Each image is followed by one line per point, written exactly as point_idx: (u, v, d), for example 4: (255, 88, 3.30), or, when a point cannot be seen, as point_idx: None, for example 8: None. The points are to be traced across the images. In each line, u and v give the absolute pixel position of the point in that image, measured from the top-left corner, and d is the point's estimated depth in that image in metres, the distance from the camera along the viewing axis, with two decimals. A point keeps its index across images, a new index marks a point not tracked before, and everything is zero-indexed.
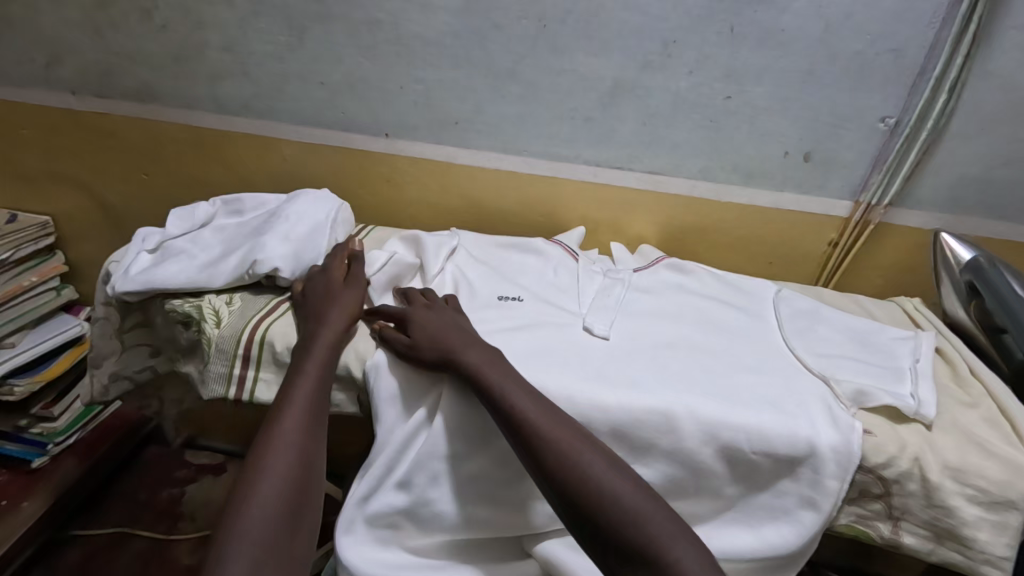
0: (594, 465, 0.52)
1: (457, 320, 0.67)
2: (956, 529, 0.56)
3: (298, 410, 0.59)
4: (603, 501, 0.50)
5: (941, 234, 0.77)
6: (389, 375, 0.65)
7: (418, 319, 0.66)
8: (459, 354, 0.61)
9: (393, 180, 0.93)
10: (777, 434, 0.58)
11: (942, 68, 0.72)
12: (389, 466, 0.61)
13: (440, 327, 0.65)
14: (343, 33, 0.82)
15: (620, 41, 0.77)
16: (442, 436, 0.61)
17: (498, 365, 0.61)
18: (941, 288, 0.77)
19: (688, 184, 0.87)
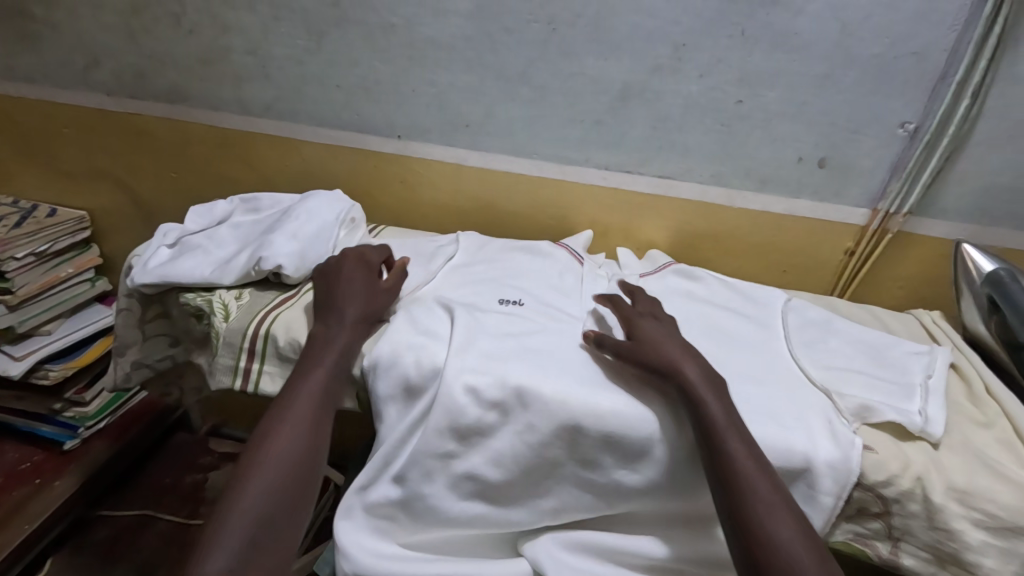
0: (779, 530, 0.50)
1: (672, 335, 0.66)
2: (958, 553, 0.54)
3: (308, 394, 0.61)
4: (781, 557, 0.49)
5: (962, 244, 0.74)
6: (388, 376, 0.65)
7: (642, 332, 0.65)
8: (678, 369, 0.60)
9: (408, 181, 0.95)
10: (773, 447, 0.57)
11: (964, 72, 0.69)
12: (386, 460, 0.63)
13: (658, 340, 0.64)
14: (360, 36, 0.84)
15: (630, 45, 0.76)
16: (436, 435, 0.61)
17: (725, 396, 0.59)
18: (961, 301, 0.74)
19: (699, 189, 0.85)
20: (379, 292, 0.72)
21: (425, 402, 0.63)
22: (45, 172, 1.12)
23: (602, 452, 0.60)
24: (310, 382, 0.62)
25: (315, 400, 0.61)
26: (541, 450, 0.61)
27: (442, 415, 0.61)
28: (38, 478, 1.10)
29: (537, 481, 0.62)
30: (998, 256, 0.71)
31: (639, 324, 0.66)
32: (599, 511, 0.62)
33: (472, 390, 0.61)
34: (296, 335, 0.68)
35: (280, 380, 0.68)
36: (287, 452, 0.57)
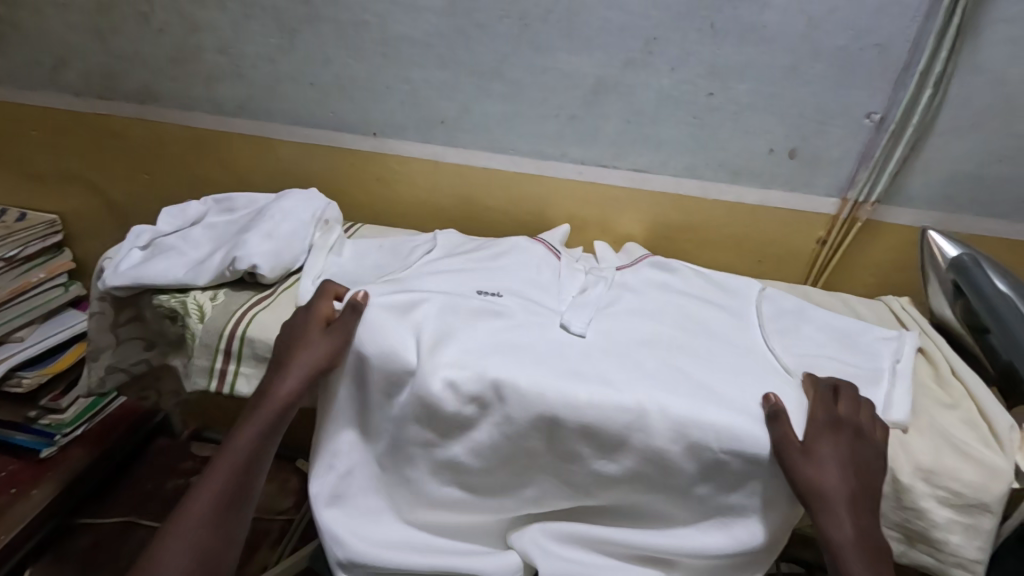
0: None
1: (858, 456, 0.57)
2: (927, 531, 0.56)
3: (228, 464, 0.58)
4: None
5: (929, 231, 0.75)
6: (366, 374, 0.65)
7: (819, 446, 0.57)
8: (835, 514, 0.54)
9: (385, 178, 0.95)
10: (746, 434, 0.58)
11: (926, 63, 0.70)
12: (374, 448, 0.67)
13: (836, 466, 0.56)
14: (332, 33, 0.84)
15: (602, 39, 0.77)
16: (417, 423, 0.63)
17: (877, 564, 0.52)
18: (928, 288, 0.76)
19: (674, 181, 0.86)
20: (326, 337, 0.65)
21: (404, 398, 0.63)
22: (13, 175, 1.10)
23: (580, 443, 0.60)
24: (225, 467, 0.58)
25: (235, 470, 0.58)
26: (519, 441, 0.61)
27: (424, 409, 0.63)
28: (15, 487, 1.09)
29: (518, 472, 0.63)
30: (961, 243, 0.73)
31: (822, 445, 0.56)
32: (580, 499, 0.64)
33: (451, 384, 0.62)
34: (272, 336, 0.67)
35: (257, 381, 0.68)
36: (193, 534, 0.54)
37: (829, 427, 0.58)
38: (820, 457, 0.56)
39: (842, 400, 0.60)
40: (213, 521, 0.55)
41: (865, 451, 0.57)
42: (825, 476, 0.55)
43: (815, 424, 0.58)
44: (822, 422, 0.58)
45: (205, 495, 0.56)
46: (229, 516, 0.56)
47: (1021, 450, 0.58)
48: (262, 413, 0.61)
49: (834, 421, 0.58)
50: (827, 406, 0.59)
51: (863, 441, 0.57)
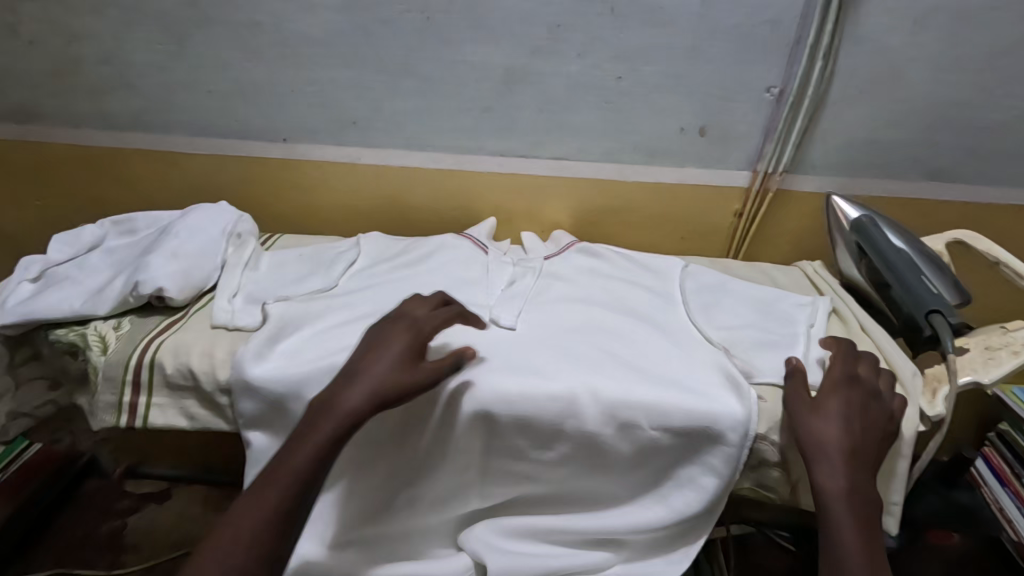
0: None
1: (863, 416, 0.57)
2: None
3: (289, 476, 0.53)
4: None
5: (832, 197, 0.79)
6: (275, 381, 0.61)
7: (826, 397, 0.58)
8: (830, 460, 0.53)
9: (301, 185, 0.91)
10: (674, 409, 0.58)
11: (815, 35, 0.73)
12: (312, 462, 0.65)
13: (839, 416, 0.56)
14: (225, 36, 0.79)
15: (508, 28, 0.76)
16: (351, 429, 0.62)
17: (867, 519, 0.52)
18: (836, 250, 0.80)
19: (593, 167, 0.87)
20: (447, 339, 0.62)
21: None
22: None
23: (516, 436, 0.60)
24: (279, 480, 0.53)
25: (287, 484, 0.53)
26: (454, 444, 0.61)
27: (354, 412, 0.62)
28: None
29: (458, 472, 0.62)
30: (861, 205, 0.77)
31: (832, 403, 0.57)
32: (524, 487, 0.63)
33: None
34: (184, 361, 0.63)
35: (171, 411, 0.64)
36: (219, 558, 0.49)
37: (844, 385, 0.59)
38: (827, 411, 0.57)
39: (865, 367, 0.61)
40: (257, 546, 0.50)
41: (875, 415, 0.57)
42: (829, 426, 0.55)
43: (831, 380, 0.60)
44: (837, 379, 0.60)
45: (258, 514, 0.51)
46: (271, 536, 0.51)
47: (924, 394, 0.62)
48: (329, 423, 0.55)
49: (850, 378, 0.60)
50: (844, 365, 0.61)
51: (876, 402, 0.58)
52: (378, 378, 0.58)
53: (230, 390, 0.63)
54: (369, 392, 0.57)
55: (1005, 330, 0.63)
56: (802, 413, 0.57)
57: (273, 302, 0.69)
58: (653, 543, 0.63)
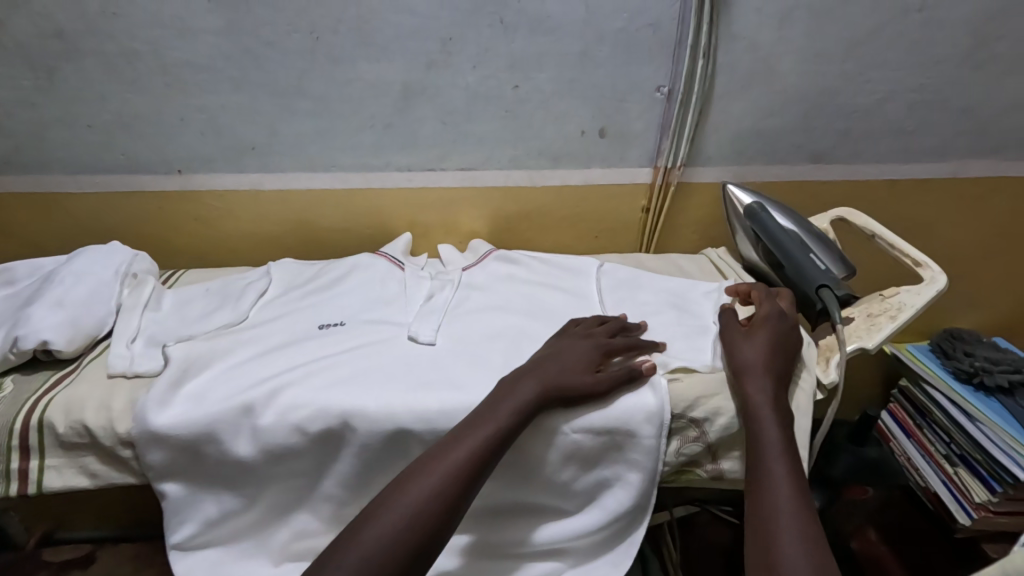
0: (790, 541, 0.49)
1: (783, 339, 0.64)
2: None
3: (433, 472, 0.52)
4: (778, 566, 0.48)
5: (727, 185, 0.83)
6: (183, 426, 0.58)
7: (757, 331, 0.65)
8: (755, 375, 0.60)
9: (203, 218, 0.88)
10: (592, 410, 0.60)
11: (694, 36, 0.77)
12: (232, 507, 0.62)
13: (764, 342, 0.63)
14: (99, 67, 0.75)
15: (399, 44, 0.76)
16: (269, 463, 0.60)
17: (786, 419, 0.59)
18: (735, 237, 0.84)
19: (501, 174, 0.88)
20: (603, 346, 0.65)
21: (247, 447, 0.59)
22: None
23: None
24: (439, 467, 0.52)
25: (465, 462, 0.53)
26: (380, 462, 0.61)
27: (270, 442, 0.59)
28: None
29: None
30: (753, 191, 0.82)
31: (760, 332, 0.65)
32: None
33: (299, 423, 0.59)
34: (76, 417, 0.59)
35: (69, 471, 0.60)
36: (417, 520, 0.49)
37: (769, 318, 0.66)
38: (754, 337, 0.64)
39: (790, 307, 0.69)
40: (394, 536, 0.48)
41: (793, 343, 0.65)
42: (754, 349, 0.63)
43: (761, 316, 0.67)
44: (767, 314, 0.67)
45: (391, 511, 0.49)
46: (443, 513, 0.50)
47: (819, 363, 0.67)
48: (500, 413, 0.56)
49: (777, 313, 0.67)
50: (771, 302, 0.68)
51: (794, 332, 0.66)
52: (546, 374, 0.60)
53: (132, 442, 0.59)
54: (541, 382, 0.59)
55: (883, 297, 0.69)
56: (733, 342, 0.65)
57: (174, 344, 0.66)
58: (594, 545, 0.63)
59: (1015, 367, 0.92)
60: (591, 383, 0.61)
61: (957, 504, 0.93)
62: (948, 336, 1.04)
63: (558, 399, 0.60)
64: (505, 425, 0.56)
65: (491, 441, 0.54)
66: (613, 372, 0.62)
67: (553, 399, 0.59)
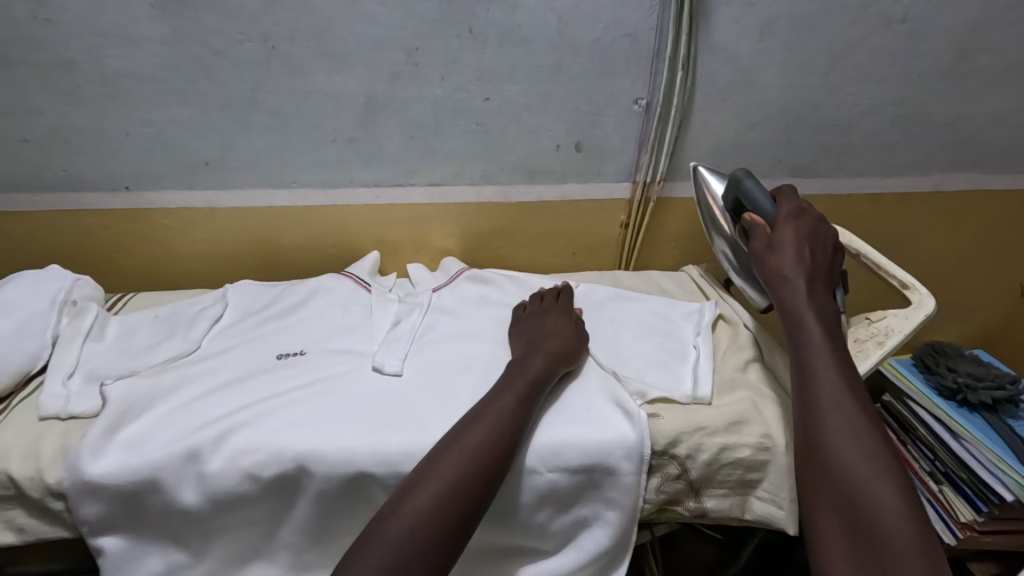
0: (838, 441, 0.48)
1: (810, 237, 0.61)
2: (744, 477, 0.59)
3: (476, 431, 0.52)
4: (829, 466, 0.47)
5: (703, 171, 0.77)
6: (123, 475, 0.53)
7: (783, 229, 0.61)
8: (792, 280, 0.57)
9: (154, 238, 0.82)
10: (569, 447, 0.56)
11: (673, 46, 0.74)
12: (178, 560, 0.57)
13: (792, 242, 0.60)
14: (32, 78, 0.69)
15: (361, 54, 0.71)
16: (217, 513, 0.55)
17: (828, 317, 0.56)
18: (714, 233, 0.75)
19: (473, 190, 0.84)
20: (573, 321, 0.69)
21: (194, 496, 0.54)
22: None
23: None
24: (479, 427, 0.53)
25: (497, 420, 0.54)
26: (340, 508, 0.56)
27: (218, 489, 0.54)
28: None
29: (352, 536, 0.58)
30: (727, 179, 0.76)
31: (784, 232, 0.61)
32: None
33: (250, 470, 0.54)
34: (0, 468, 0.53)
35: None
36: (462, 468, 0.49)
37: (791, 218, 0.63)
38: (782, 243, 0.60)
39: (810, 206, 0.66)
40: (441, 485, 0.48)
41: (823, 237, 0.62)
42: (788, 254, 0.59)
43: (784, 215, 0.63)
44: (787, 213, 0.64)
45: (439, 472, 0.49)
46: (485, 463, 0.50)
47: None
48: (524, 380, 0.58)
49: (797, 211, 0.64)
50: (791, 203, 0.65)
51: (821, 228, 0.63)
52: (547, 351, 0.62)
53: (64, 494, 0.53)
54: (547, 356, 0.62)
55: (870, 321, 0.66)
56: (763, 256, 0.61)
57: (112, 383, 0.60)
58: None
59: (997, 383, 0.92)
60: (577, 350, 0.65)
61: (944, 524, 0.91)
62: (930, 350, 1.03)
63: (565, 365, 0.63)
64: (524, 393, 0.57)
65: (516, 411, 0.55)
66: (584, 334, 0.68)
67: (560, 364, 0.62)
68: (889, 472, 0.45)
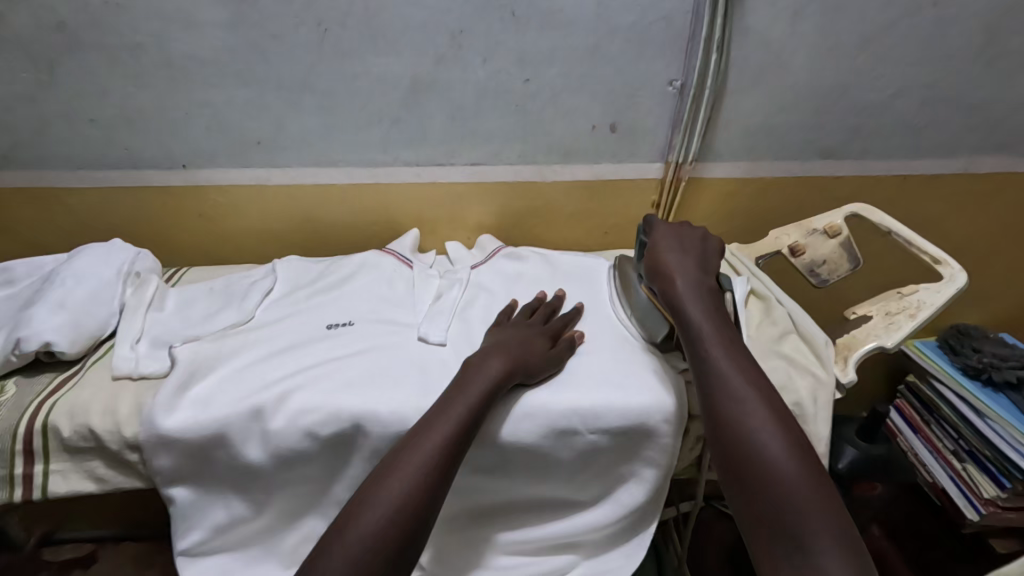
0: (749, 420, 0.51)
1: (682, 243, 0.69)
2: None
3: (423, 450, 0.51)
4: (746, 445, 0.49)
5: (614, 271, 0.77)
6: (193, 430, 0.57)
7: (659, 241, 0.70)
8: (670, 280, 0.64)
9: (206, 215, 0.86)
10: (609, 412, 0.59)
11: (709, 28, 0.75)
12: (241, 511, 0.61)
13: (666, 249, 0.68)
14: (98, 61, 0.73)
15: (408, 36, 0.74)
16: (278, 470, 0.59)
17: (714, 307, 0.61)
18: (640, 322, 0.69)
19: (510, 170, 0.86)
20: (542, 331, 0.66)
21: (260, 452, 0.58)
22: None
23: None
24: (422, 446, 0.51)
25: (439, 437, 0.52)
26: None
27: (279, 445, 0.58)
28: None
29: None
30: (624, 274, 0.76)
31: (659, 245, 0.69)
32: (467, 503, 0.62)
33: (310, 430, 0.58)
34: (82, 421, 0.58)
35: (75, 476, 0.59)
36: (411, 487, 0.48)
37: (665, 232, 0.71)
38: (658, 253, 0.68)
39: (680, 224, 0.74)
40: (389, 505, 0.47)
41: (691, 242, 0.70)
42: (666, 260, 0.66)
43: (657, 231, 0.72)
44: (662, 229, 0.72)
45: (387, 494, 0.48)
46: (431, 480, 0.50)
47: (837, 362, 0.65)
48: (476, 389, 0.56)
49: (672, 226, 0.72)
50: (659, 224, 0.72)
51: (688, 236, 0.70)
52: (507, 356, 0.60)
53: (140, 447, 0.58)
54: (505, 364, 0.59)
55: (902, 295, 0.68)
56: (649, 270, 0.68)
57: (180, 345, 0.64)
58: (607, 540, 0.63)
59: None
60: (543, 360, 0.62)
61: (965, 500, 0.93)
62: (954, 332, 1.04)
63: (525, 376, 0.60)
64: (475, 405, 0.55)
65: (462, 422, 0.53)
66: (562, 348, 0.64)
67: (519, 374, 0.60)
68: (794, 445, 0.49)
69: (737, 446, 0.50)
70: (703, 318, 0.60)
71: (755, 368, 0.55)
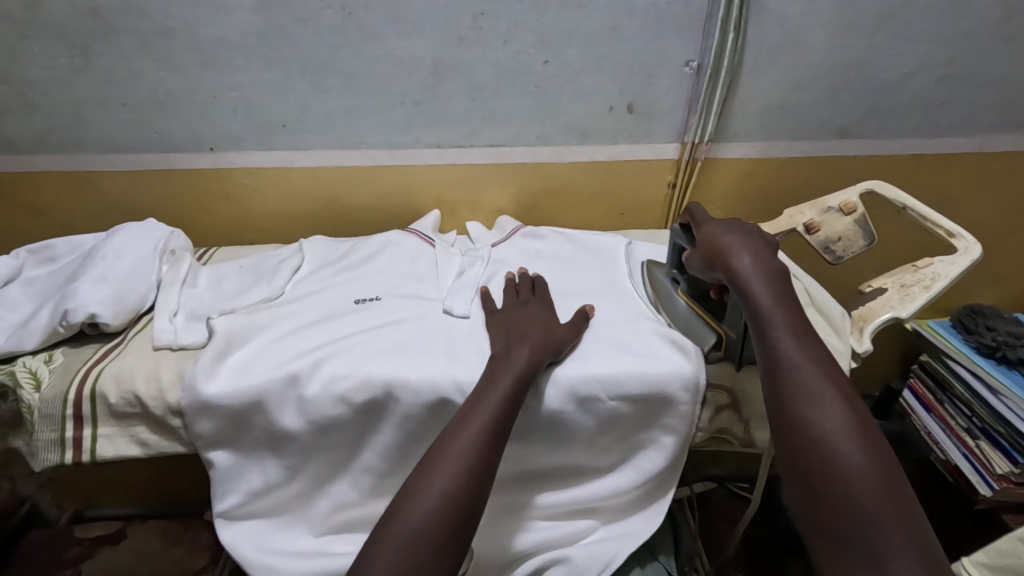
0: (821, 417, 0.49)
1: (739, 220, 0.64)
2: None
3: (460, 449, 0.51)
4: (815, 442, 0.48)
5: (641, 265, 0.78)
6: (231, 396, 0.59)
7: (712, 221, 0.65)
8: (732, 257, 0.59)
9: (233, 197, 0.89)
10: (631, 379, 0.61)
11: (726, 8, 0.77)
12: (277, 475, 0.63)
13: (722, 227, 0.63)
14: (133, 45, 0.75)
15: (430, 19, 0.76)
16: (312, 434, 0.61)
17: (781, 289, 0.57)
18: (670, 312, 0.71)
19: (529, 151, 0.88)
20: (545, 308, 0.68)
21: (296, 418, 0.61)
22: None
23: None
24: (460, 448, 0.51)
25: (474, 432, 0.52)
26: (422, 432, 0.63)
27: (315, 411, 0.60)
28: None
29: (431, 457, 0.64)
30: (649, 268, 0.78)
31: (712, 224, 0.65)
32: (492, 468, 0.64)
33: (344, 397, 0.60)
34: (128, 387, 0.61)
35: (121, 440, 0.62)
36: (451, 485, 0.49)
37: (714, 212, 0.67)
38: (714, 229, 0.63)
39: None
40: (439, 512, 0.48)
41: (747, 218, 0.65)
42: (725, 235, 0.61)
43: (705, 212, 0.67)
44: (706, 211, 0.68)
45: (432, 499, 0.48)
46: (472, 479, 0.50)
47: (853, 332, 0.67)
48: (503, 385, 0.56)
49: None
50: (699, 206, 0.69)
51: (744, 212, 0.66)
52: (529, 340, 0.61)
53: (182, 412, 0.61)
54: (533, 349, 0.60)
55: (917, 267, 0.69)
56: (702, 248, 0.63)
57: (217, 317, 0.68)
58: (627, 505, 0.65)
59: None
60: (564, 332, 0.64)
61: (978, 476, 0.95)
62: (969, 310, 1.04)
63: (553, 354, 0.61)
64: (507, 397, 0.55)
65: (495, 420, 0.54)
66: (578, 320, 0.66)
67: (550, 351, 0.61)
68: (868, 445, 0.47)
69: (808, 439, 0.48)
70: (767, 296, 0.56)
71: (825, 354, 0.53)
